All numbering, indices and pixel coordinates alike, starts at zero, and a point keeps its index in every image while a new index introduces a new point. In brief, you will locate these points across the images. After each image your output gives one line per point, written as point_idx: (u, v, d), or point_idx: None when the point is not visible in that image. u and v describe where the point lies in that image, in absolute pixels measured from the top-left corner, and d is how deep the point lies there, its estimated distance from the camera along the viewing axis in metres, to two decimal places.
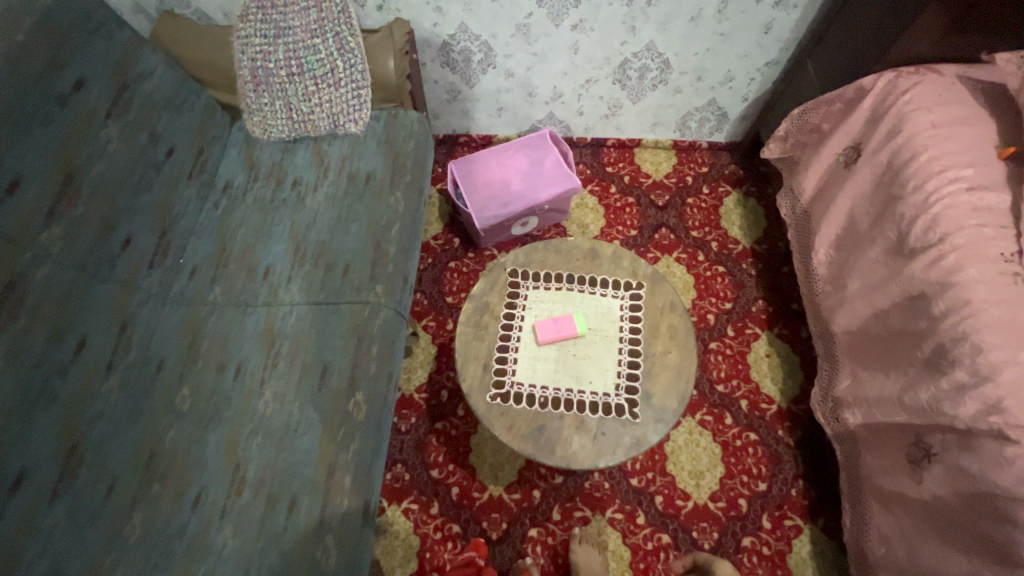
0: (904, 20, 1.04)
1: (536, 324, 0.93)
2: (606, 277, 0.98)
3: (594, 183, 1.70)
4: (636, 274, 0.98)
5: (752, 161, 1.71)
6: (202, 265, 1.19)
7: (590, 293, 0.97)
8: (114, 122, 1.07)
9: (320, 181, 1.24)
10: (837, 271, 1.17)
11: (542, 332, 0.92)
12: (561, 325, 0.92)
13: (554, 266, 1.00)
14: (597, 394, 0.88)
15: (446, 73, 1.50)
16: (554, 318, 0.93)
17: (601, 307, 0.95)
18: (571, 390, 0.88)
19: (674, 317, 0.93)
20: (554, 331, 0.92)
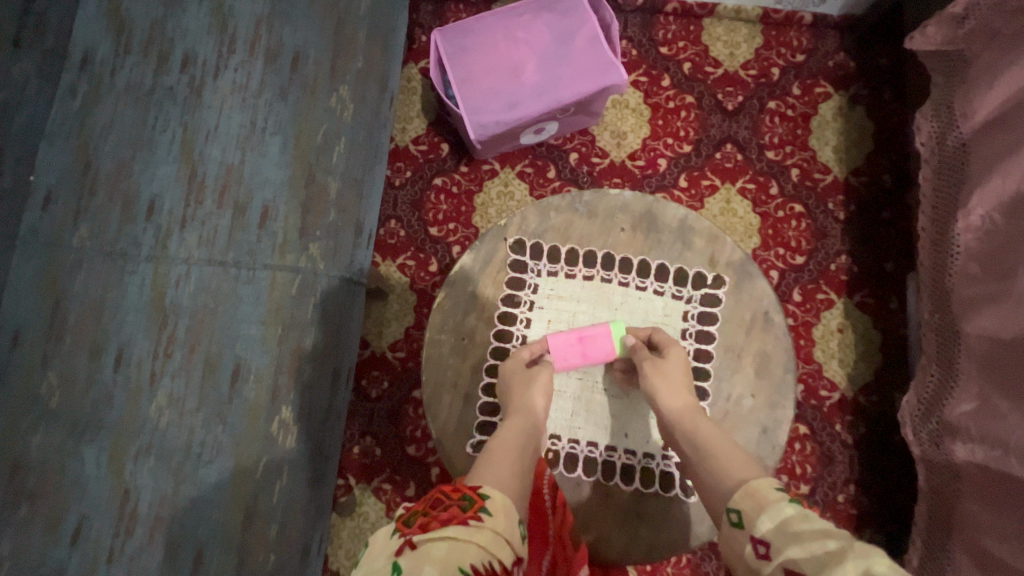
0: None
1: (554, 336, 0.78)
2: (658, 261, 0.82)
3: (641, 71, 1.20)
4: (713, 263, 0.82)
5: (871, 52, 1.19)
6: (59, 189, 0.77)
7: (637, 289, 0.83)
8: None
9: (225, 62, 0.80)
10: (997, 252, 0.79)
11: (562, 357, 0.78)
12: (594, 347, 0.77)
13: (581, 237, 0.83)
14: (634, 457, 0.80)
15: None
16: (581, 334, 0.78)
17: (642, 313, 0.83)
18: (598, 447, 0.81)
19: (765, 337, 0.78)
20: (578, 356, 0.77)
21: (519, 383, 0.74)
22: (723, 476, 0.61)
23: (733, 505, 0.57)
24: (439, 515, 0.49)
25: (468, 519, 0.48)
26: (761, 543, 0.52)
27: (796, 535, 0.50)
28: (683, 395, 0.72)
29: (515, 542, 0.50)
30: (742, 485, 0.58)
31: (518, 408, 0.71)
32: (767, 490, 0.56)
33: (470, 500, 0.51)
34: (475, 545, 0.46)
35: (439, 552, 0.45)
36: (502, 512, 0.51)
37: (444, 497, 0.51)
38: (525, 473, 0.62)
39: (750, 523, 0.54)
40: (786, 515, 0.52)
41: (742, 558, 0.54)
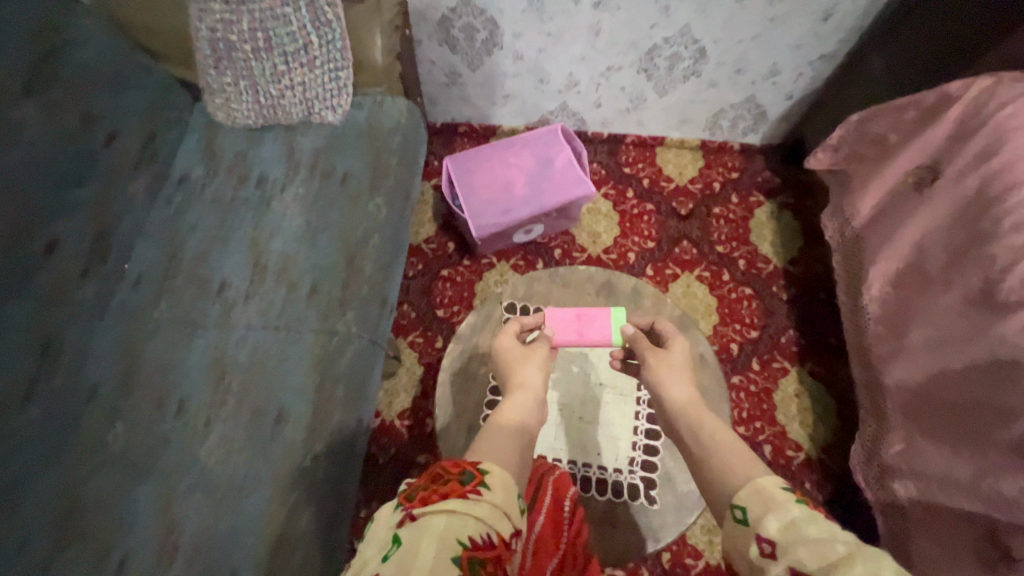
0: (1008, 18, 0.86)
1: (557, 315, 0.90)
2: None
3: (609, 186, 1.50)
4: None
5: (790, 170, 1.50)
6: (148, 274, 1.01)
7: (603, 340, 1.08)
8: (32, 103, 0.88)
9: (291, 179, 1.06)
10: (894, 317, 0.98)
11: (562, 331, 0.89)
12: (591, 327, 0.89)
13: (558, 301, 1.05)
14: (606, 471, 1.00)
15: (446, 52, 1.30)
16: (581, 314, 0.90)
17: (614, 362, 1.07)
18: (577, 464, 1.01)
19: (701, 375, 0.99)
20: (575, 334, 0.89)
21: (516, 360, 0.73)
22: (726, 470, 0.54)
23: (738, 502, 0.50)
24: (438, 490, 0.44)
25: (468, 493, 0.43)
26: (767, 542, 0.46)
27: (806, 540, 0.43)
28: (688, 382, 0.70)
29: (516, 516, 0.45)
30: (749, 481, 0.51)
31: (517, 380, 0.69)
32: (774, 488, 0.49)
33: (470, 474, 0.46)
34: (472, 519, 0.41)
35: (437, 525, 0.40)
36: (502, 487, 0.46)
37: (443, 471, 0.46)
38: (527, 443, 0.57)
39: (755, 521, 0.47)
40: (795, 516, 0.46)
41: (745, 560, 0.47)
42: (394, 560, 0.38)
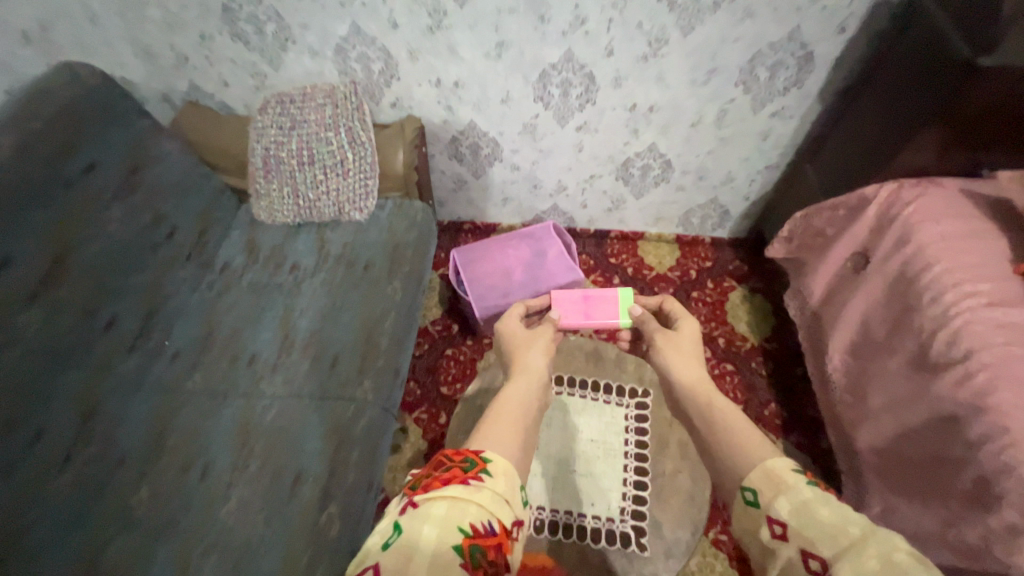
0: (896, 140, 1.02)
1: (571, 302, 1.06)
2: (608, 381, 1.22)
3: (597, 274, 1.68)
4: (641, 380, 1.22)
5: (757, 259, 1.69)
6: (185, 350, 1.12)
7: (593, 400, 1.20)
8: (117, 205, 1.06)
9: (319, 267, 1.23)
10: (855, 384, 1.09)
11: (571, 313, 1.06)
12: (597, 310, 1.06)
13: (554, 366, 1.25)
14: (600, 520, 1.06)
15: (454, 164, 1.56)
16: (588, 297, 1.07)
17: (603, 418, 1.17)
18: (574, 515, 1.07)
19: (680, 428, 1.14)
20: (582, 316, 1.05)
21: (522, 345, 0.80)
22: (737, 453, 0.58)
23: (750, 484, 0.54)
24: (442, 477, 0.53)
25: (469, 479, 0.52)
26: (777, 523, 0.50)
27: (817, 521, 0.48)
28: (695, 365, 0.76)
29: (513, 501, 0.53)
30: (759, 465, 0.55)
31: (523, 361, 0.76)
32: (786, 472, 0.53)
33: (471, 462, 0.55)
34: (473, 505, 0.50)
35: (440, 510, 0.49)
36: (503, 475, 0.54)
37: (447, 460, 0.55)
38: (528, 426, 0.64)
39: (767, 504, 0.52)
40: (805, 499, 0.50)
41: (757, 537, 0.52)
42: (404, 537, 0.47)
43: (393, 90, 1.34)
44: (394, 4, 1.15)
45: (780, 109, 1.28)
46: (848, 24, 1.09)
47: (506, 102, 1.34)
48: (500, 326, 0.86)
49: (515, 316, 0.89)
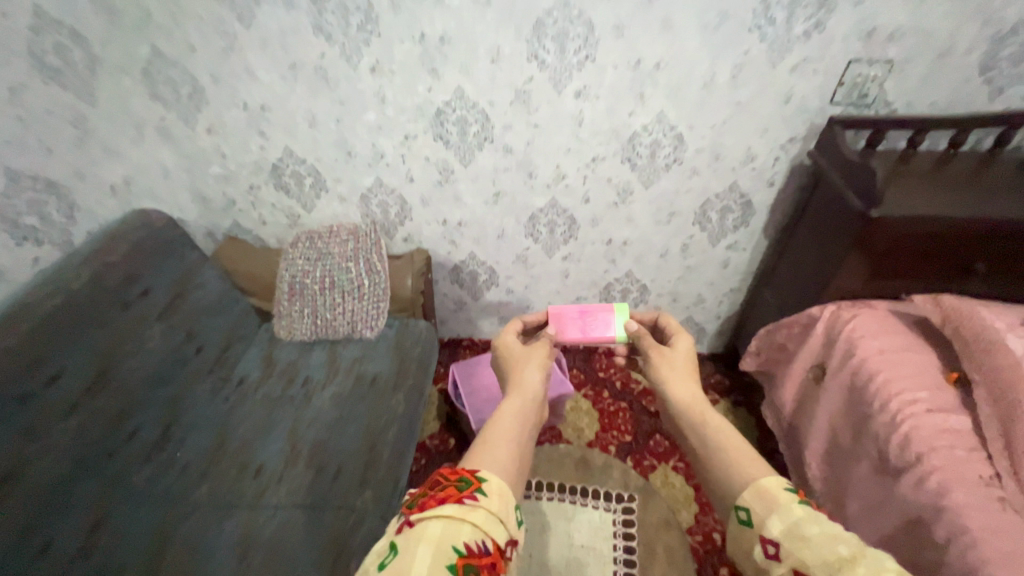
0: (826, 275, 1.22)
1: (565, 318, 1.00)
2: (597, 487, 1.28)
3: (587, 387, 1.78)
4: (627, 485, 1.26)
5: (736, 373, 1.81)
6: (195, 461, 1.17)
7: (581, 503, 1.27)
8: (159, 324, 1.21)
9: (330, 380, 1.34)
10: (834, 493, 1.14)
11: (568, 329, 1.00)
12: (595, 325, 0.99)
13: (546, 473, 1.30)
14: None
15: (455, 288, 1.75)
16: (585, 312, 1.01)
17: (592, 524, 1.23)
18: None
19: (667, 534, 1.14)
20: (580, 332, 0.99)
21: (519, 360, 0.81)
22: (729, 472, 0.62)
23: (743, 503, 0.58)
24: (437, 496, 0.54)
25: (464, 499, 0.54)
26: (770, 543, 0.53)
27: (808, 540, 0.51)
28: (688, 381, 0.78)
29: (508, 520, 0.55)
30: (752, 484, 0.59)
31: (520, 377, 0.77)
32: (779, 492, 0.56)
33: (467, 481, 0.56)
34: (467, 525, 0.51)
35: (435, 530, 0.50)
36: (498, 494, 0.56)
37: (442, 479, 0.57)
38: (524, 442, 0.66)
39: (761, 523, 0.55)
40: (797, 520, 0.53)
41: (751, 556, 0.56)
42: (399, 557, 0.48)
43: (406, 228, 1.58)
44: (411, 165, 1.43)
45: (733, 243, 1.52)
46: (776, 179, 1.36)
47: (501, 237, 1.57)
48: (498, 341, 0.87)
49: (513, 331, 0.90)
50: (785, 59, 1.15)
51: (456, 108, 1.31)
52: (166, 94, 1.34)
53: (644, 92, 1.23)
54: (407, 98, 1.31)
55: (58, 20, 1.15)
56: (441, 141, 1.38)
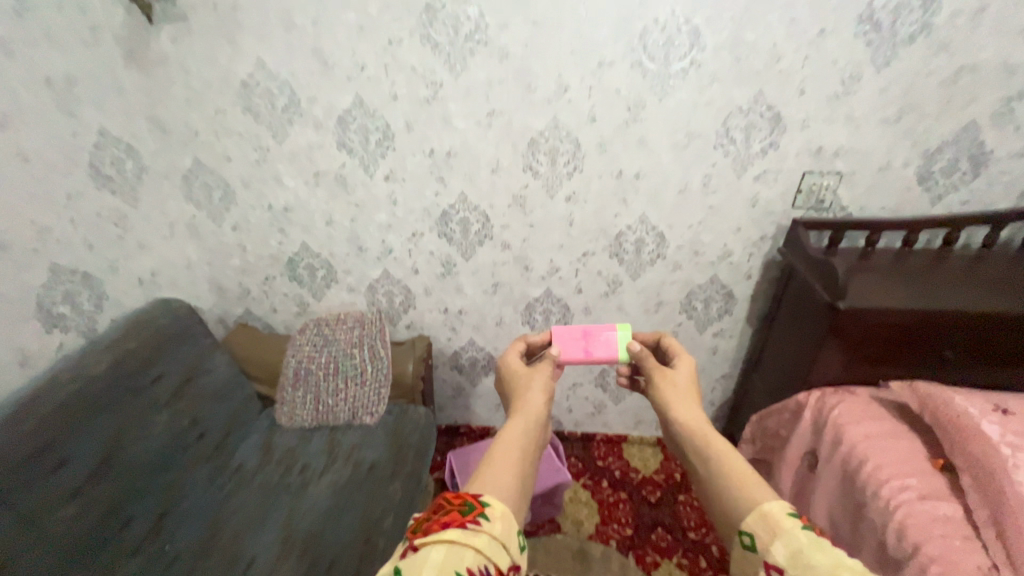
0: (807, 363, 1.28)
1: (567, 337, 1.00)
2: None
3: (586, 476, 1.76)
4: None
5: None
6: (184, 554, 1.14)
7: None
8: (167, 409, 1.25)
9: (328, 467, 1.34)
10: None
11: (571, 349, 0.99)
12: (597, 346, 0.99)
13: None
14: None
15: (455, 374, 1.80)
16: (588, 333, 1.00)
17: None
18: None
19: None
20: (582, 353, 0.99)
21: (523, 384, 0.83)
22: (733, 496, 0.64)
23: (747, 528, 0.60)
24: (440, 520, 0.54)
25: (467, 523, 0.54)
26: (775, 569, 0.55)
27: (812, 565, 0.52)
28: (690, 401, 0.79)
29: (510, 546, 0.55)
30: (755, 508, 0.61)
31: (525, 399, 0.79)
32: (782, 516, 0.58)
33: (471, 506, 0.56)
34: (471, 550, 0.51)
35: (438, 555, 0.50)
36: (500, 519, 0.56)
37: (447, 503, 0.57)
38: (527, 464, 0.68)
39: (766, 549, 0.57)
40: (800, 546, 0.54)
41: None
42: None
43: (409, 315, 1.68)
44: (417, 258, 1.56)
45: (719, 330, 1.60)
46: (752, 272, 1.47)
47: (499, 324, 1.66)
48: (503, 363, 0.89)
49: (517, 353, 0.92)
50: (748, 171, 1.32)
51: (460, 209, 1.47)
52: (200, 197, 1.52)
53: (626, 197, 1.39)
54: (416, 201, 1.47)
55: (118, 138, 1.34)
56: (445, 237, 1.52)
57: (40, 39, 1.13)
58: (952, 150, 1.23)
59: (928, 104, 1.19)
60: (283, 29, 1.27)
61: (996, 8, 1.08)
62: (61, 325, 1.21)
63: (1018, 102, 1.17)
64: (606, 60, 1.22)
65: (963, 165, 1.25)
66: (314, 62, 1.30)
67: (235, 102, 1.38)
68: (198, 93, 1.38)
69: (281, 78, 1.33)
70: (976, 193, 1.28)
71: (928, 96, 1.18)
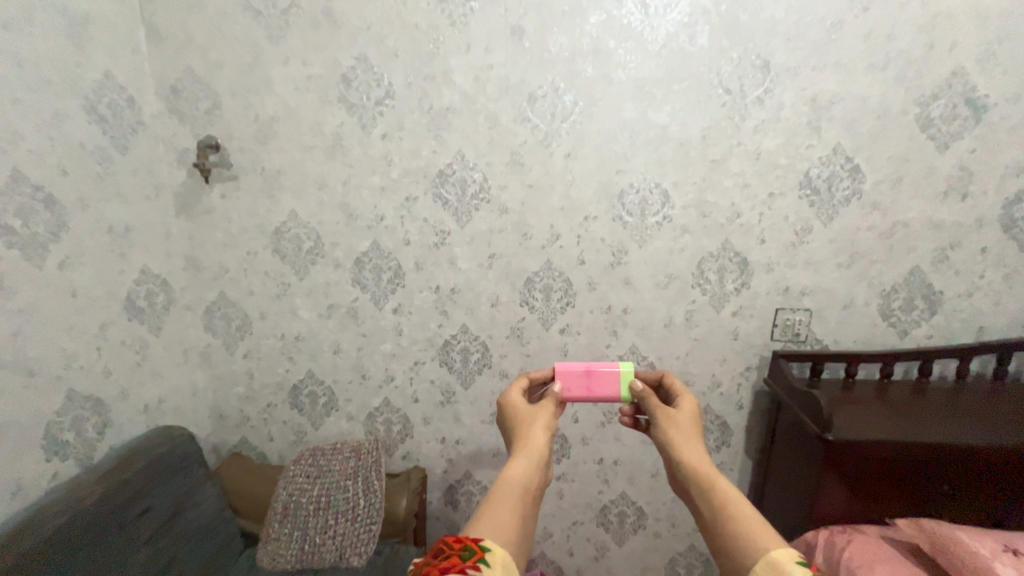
0: (809, 498, 1.26)
1: (567, 372, 0.96)
2: None
3: None
4: None
5: None
6: None
7: None
8: (147, 547, 1.19)
9: None
10: None
11: (572, 387, 0.96)
12: (599, 385, 0.95)
13: None
14: None
15: (449, 510, 1.73)
16: (591, 370, 0.96)
17: None
18: None
19: None
20: (583, 391, 0.96)
21: (526, 414, 0.82)
22: (743, 538, 0.64)
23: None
24: (440, 565, 0.56)
25: (467, 569, 0.55)
26: None
27: None
28: (693, 440, 0.79)
29: None
30: (766, 556, 0.61)
31: (525, 436, 0.77)
32: (792, 565, 0.59)
33: (471, 551, 0.58)
34: None
35: None
36: (501, 565, 0.57)
37: (446, 549, 0.58)
38: (527, 504, 0.69)
39: None
40: None
41: None
42: None
43: (405, 445, 1.67)
44: (417, 386, 1.62)
45: (719, 463, 1.58)
46: (743, 402, 1.51)
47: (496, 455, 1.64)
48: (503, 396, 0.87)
49: (519, 384, 0.91)
50: (725, 307, 1.44)
51: (460, 339, 1.56)
52: (218, 327, 1.63)
53: (616, 329, 1.49)
54: (420, 332, 1.57)
55: (156, 275, 1.49)
56: (445, 366, 1.59)
57: (111, 195, 1.34)
58: (906, 290, 1.37)
59: (873, 252, 1.36)
60: (317, 188, 1.50)
61: (911, 177, 1.31)
62: (60, 454, 1.21)
63: (950, 251, 1.34)
64: (591, 214, 1.42)
65: (919, 303, 1.38)
66: (340, 214, 1.51)
67: (266, 245, 1.56)
68: (234, 238, 1.56)
69: (309, 225, 1.53)
70: (938, 328, 1.39)
71: (872, 245, 1.36)
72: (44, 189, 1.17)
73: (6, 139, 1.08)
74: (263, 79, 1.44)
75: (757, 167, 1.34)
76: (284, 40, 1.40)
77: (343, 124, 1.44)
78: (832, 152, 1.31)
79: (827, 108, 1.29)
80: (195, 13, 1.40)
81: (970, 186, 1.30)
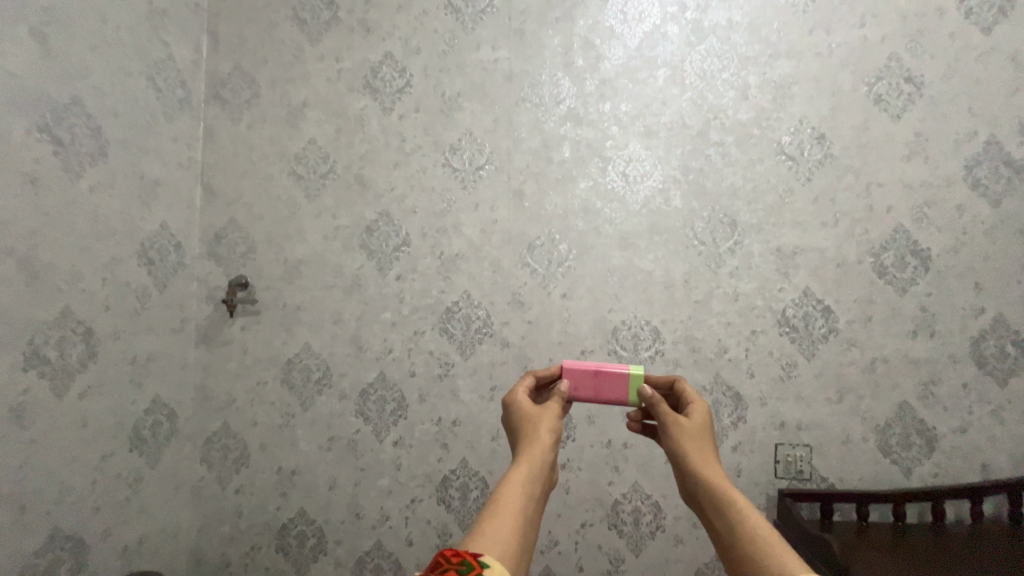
0: None
1: (577, 373, 0.95)
2: None
3: None
4: None
5: None
6: None
7: None
8: None
9: None
10: None
11: (580, 387, 0.95)
12: (608, 387, 0.94)
13: None
14: None
15: None
16: (600, 371, 0.94)
17: None
18: None
19: None
20: (591, 394, 0.94)
21: (530, 422, 0.79)
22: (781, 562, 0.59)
23: None
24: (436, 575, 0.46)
25: None
26: None
27: None
28: (709, 455, 0.76)
29: None
30: None
31: (529, 443, 0.75)
32: None
33: (471, 564, 0.48)
34: None
35: None
36: None
37: (444, 561, 0.48)
38: (529, 517, 0.63)
39: None
40: None
41: None
42: None
43: None
44: (412, 527, 1.54)
45: None
46: None
47: None
48: (507, 399, 0.85)
49: (523, 388, 0.87)
50: (725, 442, 1.45)
51: (460, 475, 1.54)
52: (215, 459, 1.62)
53: (618, 465, 1.48)
54: (419, 466, 1.55)
55: (166, 404, 1.53)
56: (443, 504, 1.53)
57: (142, 328, 1.45)
58: (900, 425, 1.40)
59: (860, 388, 1.42)
60: (332, 322, 1.62)
61: (879, 318, 1.42)
62: None
63: (933, 387, 1.40)
64: (588, 348, 1.51)
65: (916, 440, 1.39)
66: (352, 346, 1.60)
67: (276, 375, 1.62)
68: (247, 368, 1.64)
69: (320, 357, 1.61)
70: (941, 466, 1.38)
71: (858, 381, 1.42)
72: (86, 323, 1.28)
73: (66, 280, 1.23)
74: (296, 229, 1.65)
75: (737, 307, 1.47)
76: (319, 199, 1.64)
77: (362, 267, 1.62)
78: (803, 294, 1.45)
79: (791, 257, 1.46)
80: (247, 177, 1.67)
81: (936, 326, 1.41)
